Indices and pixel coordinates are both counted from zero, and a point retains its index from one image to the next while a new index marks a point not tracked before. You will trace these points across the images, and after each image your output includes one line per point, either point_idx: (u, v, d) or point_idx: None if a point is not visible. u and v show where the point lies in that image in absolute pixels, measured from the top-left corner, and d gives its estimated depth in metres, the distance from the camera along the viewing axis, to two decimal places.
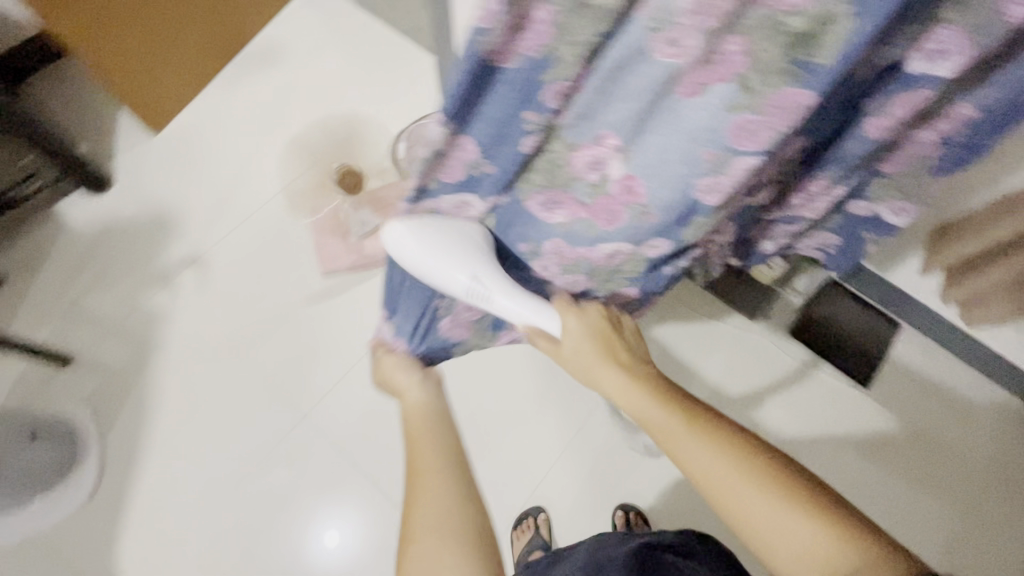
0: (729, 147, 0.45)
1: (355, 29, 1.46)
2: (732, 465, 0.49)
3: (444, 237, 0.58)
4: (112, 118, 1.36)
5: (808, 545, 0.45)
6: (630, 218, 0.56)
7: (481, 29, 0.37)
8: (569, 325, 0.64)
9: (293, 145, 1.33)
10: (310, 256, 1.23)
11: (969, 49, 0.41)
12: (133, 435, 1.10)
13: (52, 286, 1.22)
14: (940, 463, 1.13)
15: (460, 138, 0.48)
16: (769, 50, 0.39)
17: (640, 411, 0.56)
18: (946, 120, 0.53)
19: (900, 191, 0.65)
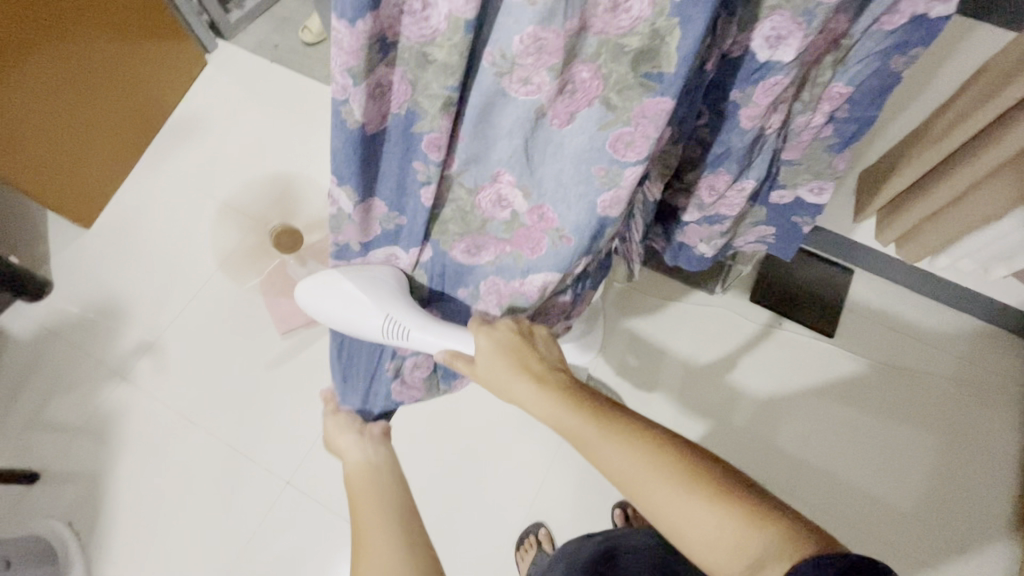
0: (613, 160, 0.44)
1: (272, 83, 1.46)
2: (643, 461, 0.43)
3: (352, 281, 0.59)
4: (40, 220, 1.33)
5: (727, 538, 0.39)
6: (551, 245, 0.52)
7: (341, 101, 0.40)
8: (480, 343, 0.57)
9: (229, 210, 1.32)
10: (265, 319, 1.22)
11: (800, 34, 0.44)
12: (119, 537, 1.08)
13: (6, 402, 1.18)
14: (908, 395, 1.14)
15: (369, 200, 0.51)
16: (617, 71, 0.39)
17: (550, 413, 0.50)
18: (827, 102, 0.59)
19: (812, 171, 0.66)
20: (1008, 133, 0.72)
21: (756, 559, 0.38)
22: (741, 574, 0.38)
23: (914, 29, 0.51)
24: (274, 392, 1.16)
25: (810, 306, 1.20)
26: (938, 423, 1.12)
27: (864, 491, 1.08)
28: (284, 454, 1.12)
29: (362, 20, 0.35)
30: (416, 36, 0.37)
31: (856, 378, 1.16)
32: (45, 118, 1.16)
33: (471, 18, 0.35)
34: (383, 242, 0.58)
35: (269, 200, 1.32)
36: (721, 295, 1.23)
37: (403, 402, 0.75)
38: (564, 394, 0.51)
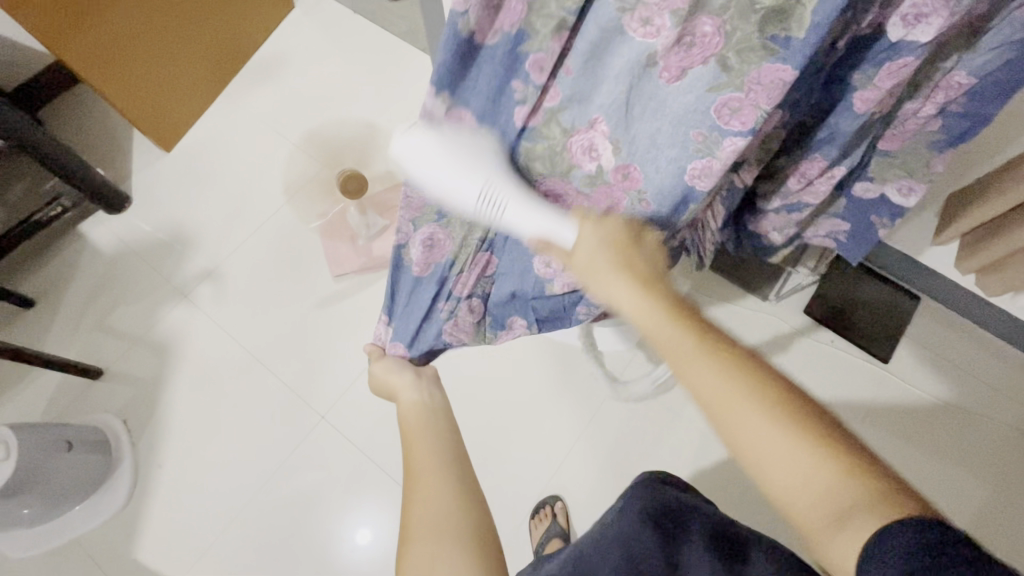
0: (715, 126, 0.44)
1: (353, 34, 1.48)
2: (742, 387, 0.40)
3: (454, 136, 0.45)
4: (125, 140, 1.41)
5: (811, 480, 0.37)
6: (630, 206, 0.53)
7: (458, 11, 0.37)
8: (583, 233, 0.50)
9: (297, 154, 1.36)
10: (319, 260, 1.26)
11: (946, 13, 0.41)
12: (163, 441, 1.15)
13: (79, 303, 1.27)
14: (963, 434, 1.09)
15: (456, 111, 0.45)
16: (742, 29, 0.39)
17: (646, 321, 0.45)
18: (943, 91, 0.54)
19: (903, 167, 0.63)
20: None
21: (842, 510, 0.36)
22: (826, 522, 0.36)
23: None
24: (319, 331, 1.21)
25: (865, 327, 1.15)
26: (991, 465, 1.07)
27: None
28: (321, 389, 1.17)
29: None
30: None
31: (907, 408, 1.11)
32: (141, 41, 1.23)
33: None
34: None
35: (338, 148, 1.35)
36: (775, 304, 1.19)
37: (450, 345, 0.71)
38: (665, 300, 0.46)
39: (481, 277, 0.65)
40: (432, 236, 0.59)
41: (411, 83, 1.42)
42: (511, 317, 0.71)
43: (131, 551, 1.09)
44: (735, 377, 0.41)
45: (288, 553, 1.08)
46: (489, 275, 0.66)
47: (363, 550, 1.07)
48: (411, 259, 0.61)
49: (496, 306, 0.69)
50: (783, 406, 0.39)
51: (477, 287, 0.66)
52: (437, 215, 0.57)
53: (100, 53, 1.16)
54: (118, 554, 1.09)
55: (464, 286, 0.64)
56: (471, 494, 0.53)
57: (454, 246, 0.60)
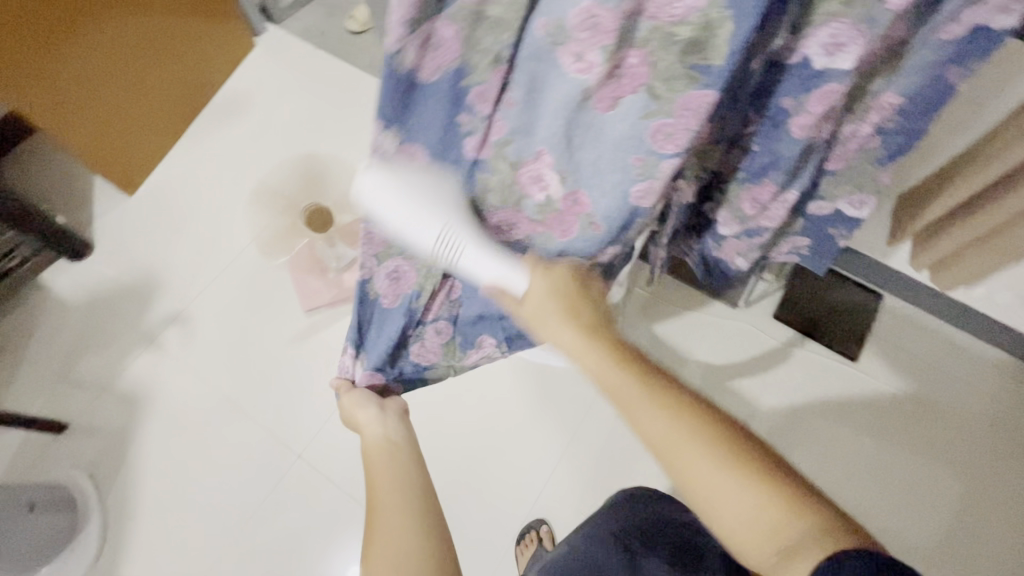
0: (652, 151, 0.45)
1: (315, 69, 1.50)
2: (686, 430, 0.43)
3: (421, 181, 0.46)
4: (86, 186, 1.39)
5: (759, 516, 0.40)
6: (581, 230, 0.55)
7: (393, 50, 0.35)
8: (534, 281, 0.55)
9: (262, 190, 1.35)
10: (290, 295, 1.25)
11: (861, 42, 0.44)
12: (133, 493, 1.12)
13: (42, 356, 1.24)
14: (935, 427, 1.11)
15: (408, 151, 0.44)
16: (665, 59, 0.40)
17: (595, 371, 0.50)
18: (876, 112, 0.57)
19: (851, 183, 0.66)
20: None
21: (787, 544, 0.39)
22: (772, 557, 0.39)
23: (975, 40, 0.48)
24: (293, 367, 1.19)
25: (837, 330, 1.18)
26: (964, 457, 1.09)
27: (874, 520, 1.06)
28: (298, 427, 1.15)
29: None
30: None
31: (878, 404, 1.13)
32: (104, 89, 1.23)
33: None
34: None
35: (305, 182, 1.35)
36: (745, 309, 1.22)
37: (419, 363, 0.73)
38: (612, 351, 0.51)
39: (446, 302, 0.67)
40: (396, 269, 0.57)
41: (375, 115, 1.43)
42: (481, 336, 0.74)
43: None
44: (683, 420, 0.44)
45: None
46: (454, 299, 0.67)
47: None
48: (376, 293, 0.59)
49: (464, 326, 0.72)
50: (727, 447, 0.42)
51: (443, 311, 0.68)
52: (399, 250, 0.54)
53: (61, 101, 1.15)
54: None
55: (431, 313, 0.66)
56: (434, 525, 0.54)
57: (420, 279, 0.60)
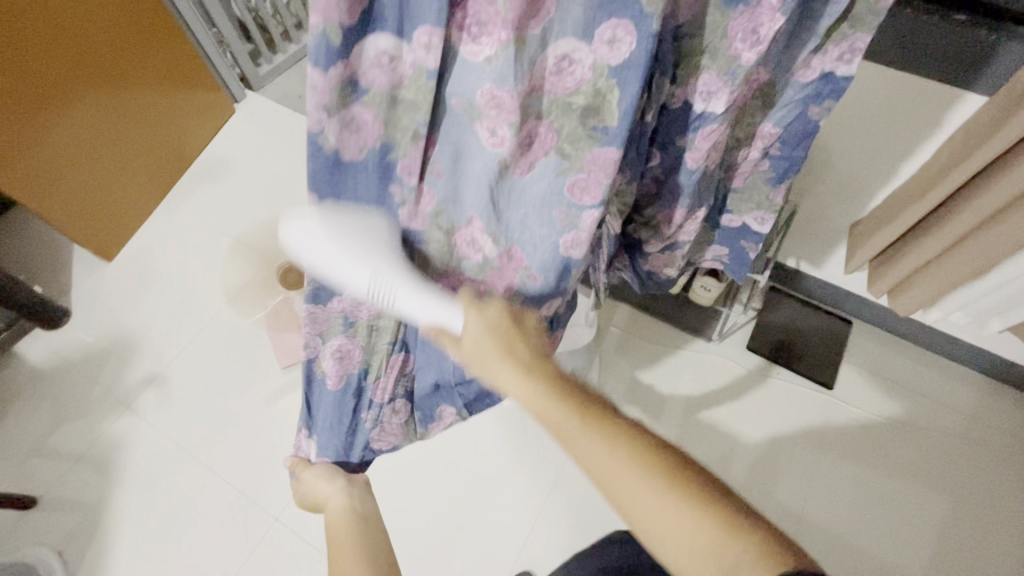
0: (572, 204, 0.48)
1: (292, 131, 1.56)
2: (627, 462, 0.42)
3: (347, 230, 0.44)
4: (65, 255, 1.41)
5: (701, 539, 0.40)
6: (519, 283, 0.56)
7: (314, 132, 0.38)
8: (469, 322, 0.51)
9: (239, 251, 1.38)
10: (267, 352, 1.25)
11: (727, 90, 0.49)
12: (104, 570, 1.07)
13: (14, 429, 1.22)
14: (915, 450, 1.11)
15: (340, 221, 0.45)
16: (567, 124, 0.43)
17: (536, 408, 0.47)
18: (760, 140, 0.61)
19: (753, 202, 0.69)
20: (987, 186, 0.75)
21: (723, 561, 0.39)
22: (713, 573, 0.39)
23: (826, 83, 0.55)
24: (271, 426, 1.18)
25: (808, 356, 1.19)
26: (949, 480, 1.08)
27: (870, 552, 1.04)
28: (275, 487, 1.13)
29: (334, 66, 0.35)
30: (387, 82, 0.38)
31: (859, 429, 1.14)
32: (89, 158, 1.27)
33: (433, 66, 0.37)
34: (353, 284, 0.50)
35: (280, 239, 1.38)
36: (719, 343, 1.22)
37: (380, 450, 0.70)
38: (551, 387, 0.47)
39: (400, 378, 0.65)
40: (343, 350, 0.56)
41: None
42: (441, 409, 0.70)
43: None
44: (622, 455, 0.43)
45: None
46: (408, 374, 0.65)
47: None
48: (324, 373, 0.58)
49: (423, 402, 0.69)
50: (664, 476, 0.42)
51: (398, 388, 0.65)
52: (343, 326, 0.54)
53: (47, 170, 1.19)
54: None
55: (384, 390, 0.63)
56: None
57: (366, 355, 0.59)
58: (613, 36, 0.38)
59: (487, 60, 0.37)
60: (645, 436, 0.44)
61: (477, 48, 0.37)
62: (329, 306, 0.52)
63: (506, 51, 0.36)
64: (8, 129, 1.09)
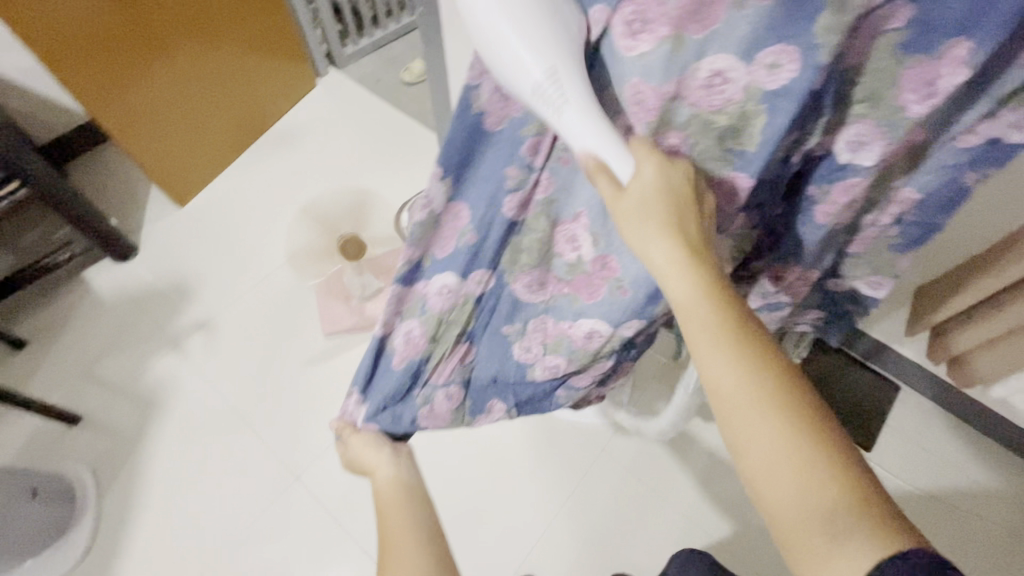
0: None
1: (368, 111, 1.61)
2: (766, 393, 0.38)
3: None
4: (142, 195, 1.49)
5: (822, 499, 0.36)
6: (608, 293, 0.54)
7: (472, 85, 0.40)
8: (644, 172, 0.40)
9: (302, 216, 1.43)
10: (314, 317, 1.29)
11: (883, 142, 0.44)
12: (130, 496, 1.12)
13: (70, 348, 1.29)
14: (951, 532, 1.06)
15: (455, 206, 0.48)
16: (703, 142, 0.43)
17: (685, 299, 0.40)
18: (896, 205, 0.55)
19: (872, 268, 0.65)
20: None
21: (835, 532, 0.35)
22: (817, 541, 0.35)
23: (992, 150, 0.47)
24: (305, 389, 1.21)
25: (847, 414, 1.16)
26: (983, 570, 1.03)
27: None
28: (300, 448, 1.15)
29: None
30: None
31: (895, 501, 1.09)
32: (176, 107, 1.34)
33: (594, 41, 0.38)
34: (449, 267, 0.53)
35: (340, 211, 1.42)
36: None
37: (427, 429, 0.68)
38: (709, 284, 0.40)
39: (458, 366, 0.65)
40: (414, 329, 0.57)
41: (415, 157, 1.52)
42: (490, 401, 0.71)
43: None
44: (755, 381, 0.38)
45: None
46: (467, 364, 0.66)
47: None
48: (392, 350, 0.59)
49: (474, 390, 0.69)
50: (793, 414, 0.37)
51: (455, 375, 0.65)
52: (421, 310, 0.56)
53: (136, 112, 1.25)
54: None
55: (440, 375, 0.63)
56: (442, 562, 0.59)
57: (432, 341, 0.59)
58: (776, 61, 0.36)
59: (641, 56, 0.38)
60: (789, 369, 0.39)
61: (634, 43, 0.37)
62: (415, 288, 0.55)
63: (662, 49, 0.37)
64: (106, 65, 1.15)
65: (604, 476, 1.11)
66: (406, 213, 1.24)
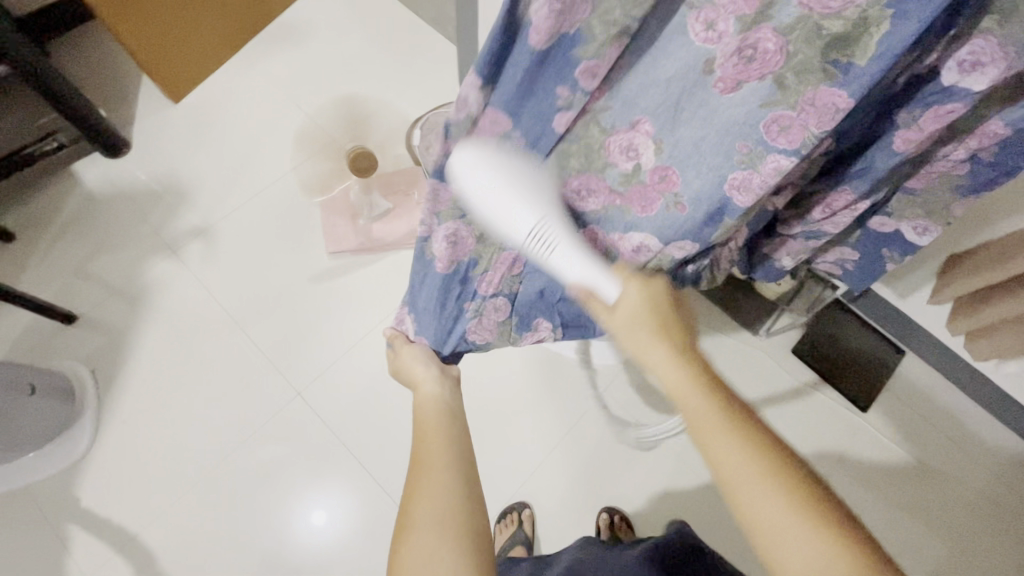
0: (763, 140, 0.41)
1: (382, 13, 1.46)
2: (759, 465, 0.42)
3: (524, 175, 0.47)
4: (133, 85, 1.37)
5: (822, 562, 0.39)
6: (664, 209, 0.50)
7: None
8: (629, 292, 0.53)
9: (307, 125, 1.33)
10: (318, 234, 1.24)
11: (1005, 64, 0.39)
12: (129, 396, 1.12)
13: (61, 243, 1.23)
14: (942, 502, 1.05)
15: (492, 112, 0.42)
16: (805, 52, 0.37)
17: (679, 390, 0.47)
18: (977, 137, 0.50)
19: (923, 207, 0.60)
20: None
21: None
22: None
23: None
24: (306, 308, 1.18)
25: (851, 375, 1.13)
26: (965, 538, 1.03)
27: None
28: (302, 365, 1.15)
29: None
30: None
31: (891, 467, 1.08)
32: None
33: None
34: None
35: (349, 123, 1.33)
36: (764, 339, 1.17)
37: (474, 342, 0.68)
38: (696, 373, 0.48)
39: (507, 279, 0.62)
40: (455, 233, 0.53)
41: (430, 70, 1.39)
42: (538, 319, 0.69)
43: (79, 502, 1.06)
44: (761, 465, 0.42)
45: (242, 530, 1.05)
46: (517, 276, 0.62)
47: (320, 534, 1.05)
48: (433, 255, 0.56)
49: (522, 305, 0.66)
50: (790, 487, 0.42)
51: (503, 287, 0.63)
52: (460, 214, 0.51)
53: None
54: (65, 505, 1.06)
55: (489, 285, 0.61)
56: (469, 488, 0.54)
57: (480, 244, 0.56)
58: None
59: None
60: (786, 449, 0.44)
61: None
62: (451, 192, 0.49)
63: None
64: None
65: (603, 417, 1.12)
66: (418, 130, 1.15)
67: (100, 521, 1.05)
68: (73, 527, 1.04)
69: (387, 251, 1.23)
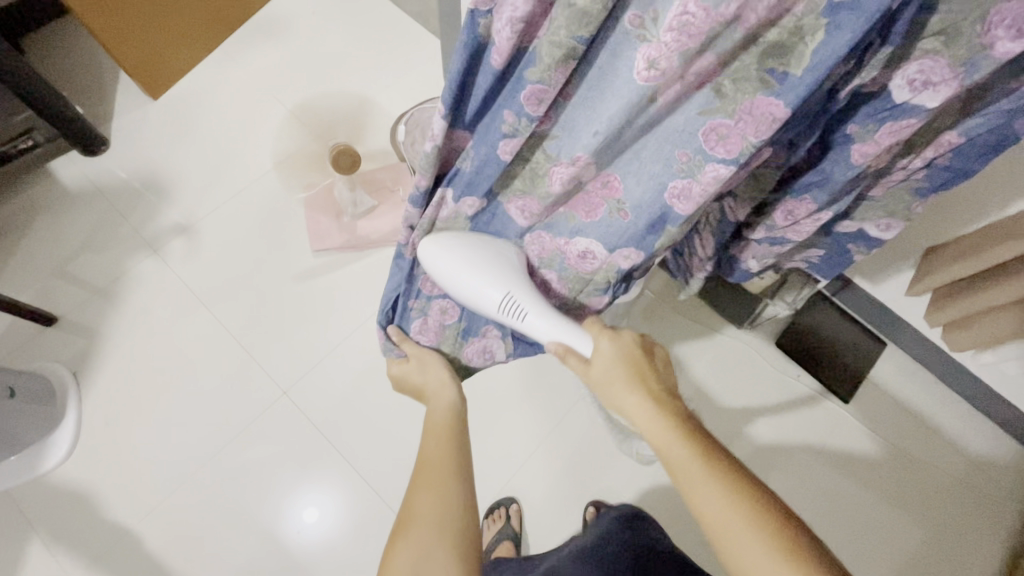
0: (701, 150, 0.43)
1: (364, 7, 1.44)
2: (732, 508, 0.46)
3: (483, 259, 0.56)
4: (110, 81, 1.35)
5: None
6: (606, 214, 0.52)
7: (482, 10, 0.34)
8: (601, 346, 0.57)
9: (289, 122, 1.32)
10: (302, 231, 1.23)
11: (953, 83, 0.44)
12: (112, 397, 1.11)
13: (40, 243, 1.21)
14: (922, 488, 1.07)
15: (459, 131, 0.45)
16: (742, 60, 0.37)
17: (660, 442, 0.51)
18: (933, 149, 0.55)
19: (884, 210, 0.65)
20: None
21: None
22: None
23: None
24: (291, 305, 1.18)
25: (834, 368, 1.13)
26: (943, 523, 1.05)
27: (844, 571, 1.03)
28: (288, 364, 1.14)
29: None
30: None
31: (875, 460, 1.09)
32: None
33: None
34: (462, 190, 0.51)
35: (332, 120, 1.32)
36: (747, 332, 1.17)
37: (420, 339, 0.71)
38: (676, 424, 0.51)
39: None
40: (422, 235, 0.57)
41: (412, 67, 1.38)
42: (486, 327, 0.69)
43: (63, 505, 1.05)
44: (730, 498, 0.46)
45: (233, 529, 1.05)
46: None
47: (310, 532, 1.05)
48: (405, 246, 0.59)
49: (471, 310, 0.67)
50: (764, 519, 0.45)
51: None
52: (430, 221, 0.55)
53: None
54: (50, 509, 1.05)
55: (434, 283, 0.63)
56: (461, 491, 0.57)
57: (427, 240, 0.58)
58: None
59: None
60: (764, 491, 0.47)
61: None
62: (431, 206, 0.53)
63: None
64: None
65: (588, 410, 1.13)
66: (402, 126, 1.14)
67: (87, 523, 1.04)
68: (59, 529, 1.04)
69: (371, 249, 1.22)
